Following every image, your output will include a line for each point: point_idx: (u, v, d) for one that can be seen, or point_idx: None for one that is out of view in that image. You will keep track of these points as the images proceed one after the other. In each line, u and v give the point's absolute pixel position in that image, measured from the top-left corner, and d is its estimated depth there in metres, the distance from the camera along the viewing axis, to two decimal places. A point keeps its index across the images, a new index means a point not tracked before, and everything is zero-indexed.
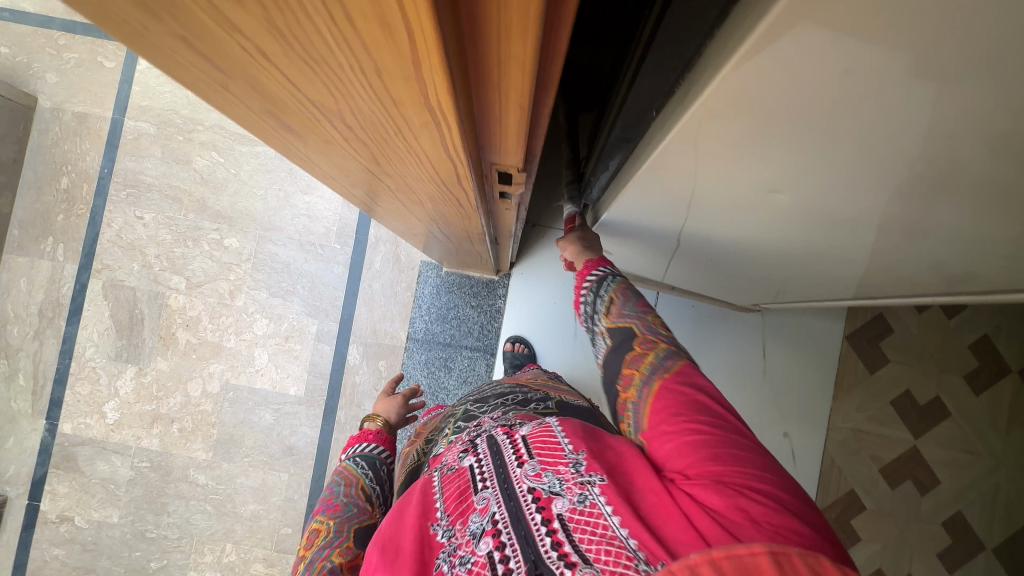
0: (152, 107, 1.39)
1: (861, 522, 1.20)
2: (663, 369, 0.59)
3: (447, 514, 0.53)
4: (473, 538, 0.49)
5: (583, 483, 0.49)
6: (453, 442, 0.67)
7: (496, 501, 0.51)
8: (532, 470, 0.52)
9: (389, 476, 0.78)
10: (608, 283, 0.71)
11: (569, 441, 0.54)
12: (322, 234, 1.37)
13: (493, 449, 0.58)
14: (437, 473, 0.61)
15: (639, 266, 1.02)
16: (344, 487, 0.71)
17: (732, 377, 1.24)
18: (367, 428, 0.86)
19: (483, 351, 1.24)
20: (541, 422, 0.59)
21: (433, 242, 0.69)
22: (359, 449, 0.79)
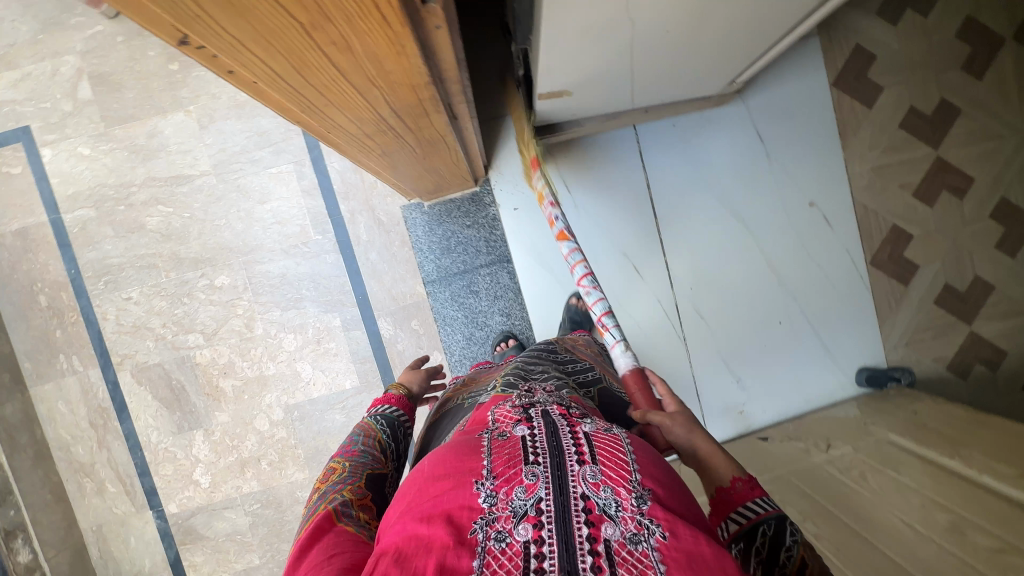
0: (80, 191, 1.34)
1: (914, 250, 1.21)
2: None
3: (493, 476, 0.49)
4: (513, 515, 0.46)
5: (641, 521, 0.45)
6: (503, 400, 0.64)
7: (546, 486, 0.48)
8: (591, 477, 0.49)
9: (405, 437, 0.84)
10: (789, 526, 0.53)
11: (636, 466, 0.50)
12: (299, 233, 1.35)
13: (552, 427, 0.55)
14: (486, 433, 0.57)
15: (603, 103, 0.97)
16: (363, 437, 0.78)
17: (741, 176, 1.20)
18: (388, 391, 0.93)
19: (498, 261, 1.19)
20: (608, 428, 0.56)
21: (389, 142, 0.63)
22: (380, 409, 0.86)
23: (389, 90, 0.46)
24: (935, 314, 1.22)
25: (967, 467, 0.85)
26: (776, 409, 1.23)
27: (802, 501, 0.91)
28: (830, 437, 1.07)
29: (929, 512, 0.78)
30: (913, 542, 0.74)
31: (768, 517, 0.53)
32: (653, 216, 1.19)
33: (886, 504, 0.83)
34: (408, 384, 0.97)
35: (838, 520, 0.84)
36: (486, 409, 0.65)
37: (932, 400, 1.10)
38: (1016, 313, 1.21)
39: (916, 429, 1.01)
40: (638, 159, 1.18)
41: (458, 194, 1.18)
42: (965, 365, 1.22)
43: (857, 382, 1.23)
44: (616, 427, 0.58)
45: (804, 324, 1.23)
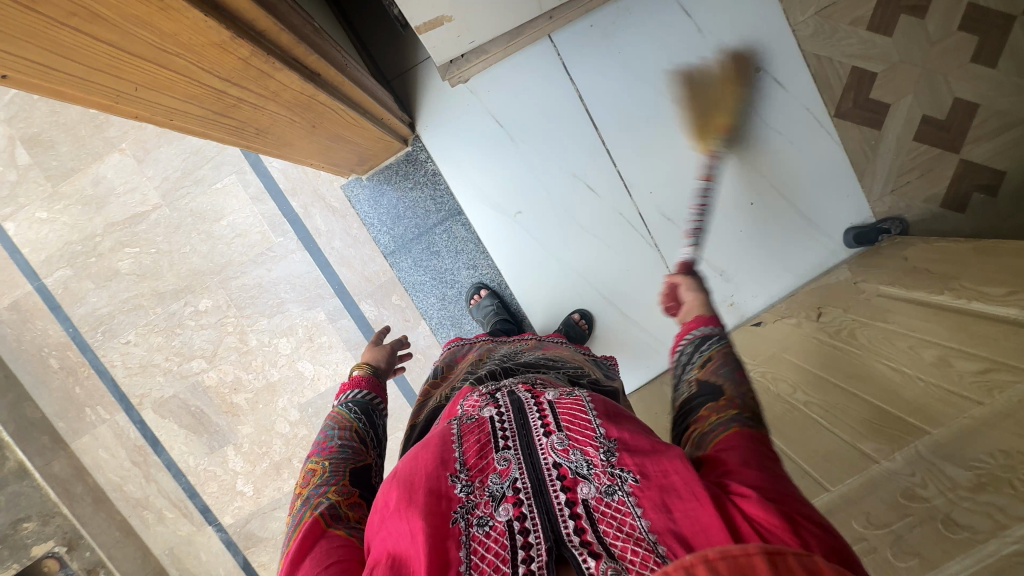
0: (52, 254, 1.38)
1: (881, 90, 1.11)
2: (732, 424, 0.48)
3: (466, 467, 0.46)
4: (492, 499, 0.43)
5: (613, 472, 0.44)
6: (468, 394, 0.60)
7: (518, 462, 0.46)
8: (559, 444, 0.46)
9: (381, 419, 0.81)
10: (715, 339, 0.59)
11: (600, 422, 0.48)
12: (261, 240, 1.36)
13: (517, 406, 0.52)
14: (453, 423, 0.52)
15: (497, 19, 0.91)
16: (338, 430, 0.74)
17: (675, 59, 1.11)
18: (355, 373, 0.91)
19: (450, 216, 1.19)
20: (570, 392, 0.54)
21: (260, 110, 0.60)
22: (350, 395, 0.83)
23: (190, 53, 0.44)
24: (918, 150, 1.13)
25: (957, 298, 0.79)
26: (767, 291, 1.20)
27: (791, 372, 0.90)
28: (821, 304, 1.04)
29: (916, 351, 0.75)
30: (900, 385, 0.72)
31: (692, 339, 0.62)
32: (592, 127, 1.13)
33: (876, 355, 0.80)
34: (374, 362, 0.95)
35: (829, 383, 0.82)
36: (454, 402, 0.61)
37: (924, 241, 1.03)
38: (1006, 127, 1.10)
39: (905, 275, 0.96)
40: (563, 74, 1.11)
41: (391, 158, 1.17)
42: (961, 198, 1.14)
43: (847, 245, 1.17)
44: (578, 391, 0.56)
45: (776, 199, 1.16)
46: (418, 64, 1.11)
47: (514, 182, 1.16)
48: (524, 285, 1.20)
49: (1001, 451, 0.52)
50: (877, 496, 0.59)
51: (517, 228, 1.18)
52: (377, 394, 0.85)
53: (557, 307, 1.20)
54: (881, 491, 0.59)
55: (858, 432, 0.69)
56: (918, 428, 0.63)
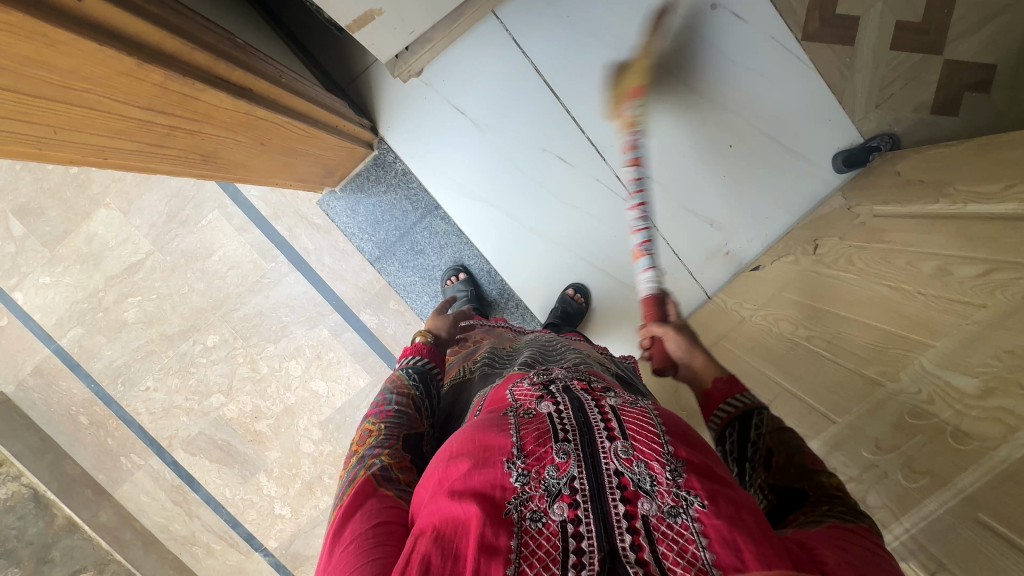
0: (61, 315, 1.42)
1: (847, 4, 1.05)
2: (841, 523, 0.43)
3: (523, 454, 0.44)
4: (547, 494, 0.42)
5: (678, 493, 0.42)
6: (520, 377, 0.59)
7: (578, 462, 0.43)
8: (624, 452, 0.44)
9: (437, 389, 0.80)
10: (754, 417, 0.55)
11: (669, 438, 0.45)
12: (254, 269, 1.38)
13: (577, 403, 0.49)
14: (509, 412, 0.50)
15: (431, 5, 0.89)
16: (396, 394, 0.73)
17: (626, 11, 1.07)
18: (417, 339, 0.88)
19: (428, 213, 1.18)
20: (634, 400, 0.51)
21: (196, 133, 0.60)
22: (410, 359, 0.81)
23: (100, 87, 0.44)
24: (897, 59, 1.07)
25: (953, 205, 0.75)
26: (762, 233, 1.15)
27: (791, 310, 0.87)
28: (817, 236, 1.00)
29: (914, 266, 0.72)
30: (901, 303, 0.68)
31: (733, 420, 0.57)
32: (552, 97, 1.11)
33: (875, 277, 0.77)
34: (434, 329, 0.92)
35: (828, 313, 0.78)
36: (500, 388, 0.60)
37: (915, 151, 0.98)
38: (989, 18, 1.03)
39: (898, 191, 0.92)
40: (514, 47, 1.08)
41: (360, 165, 1.16)
42: (952, 100, 1.08)
43: (837, 171, 1.12)
44: (643, 400, 0.52)
45: (757, 138, 1.11)
46: (367, 68, 1.10)
47: (484, 165, 1.14)
48: (514, 269, 1.20)
49: (1008, 352, 0.49)
50: (885, 419, 0.56)
51: (494, 210, 1.16)
52: (437, 366, 0.83)
53: (549, 285, 1.19)
54: (887, 414, 0.57)
55: (860, 358, 0.66)
56: (922, 343, 0.60)
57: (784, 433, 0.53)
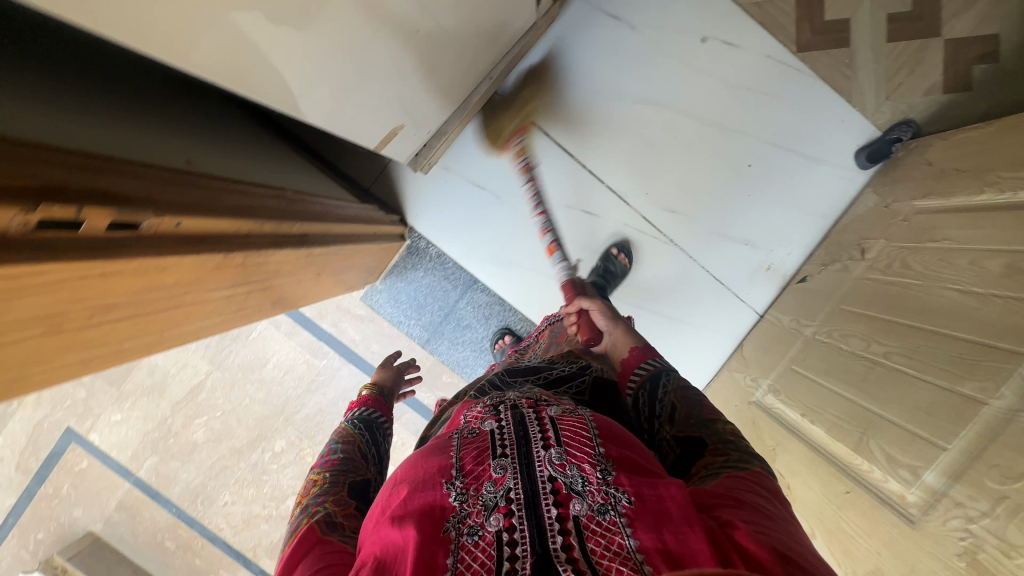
0: (135, 447, 1.47)
1: (833, 10, 1.08)
2: (735, 467, 0.53)
3: (462, 475, 0.48)
4: (484, 509, 0.45)
5: (607, 490, 0.45)
6: (473, 404, 0.62)
7: (513, 475, 0.47)
8: (557, 458, 0.48)
9: (384, 436, 0.83)
10: (663, 378, 0.70)
11: (601, 441, 0.50)
12: (308, 368, 1.42)
13: (518, 418, 0.53)
14: (455, 433, 0.54)
15: (442, 104, 0.94)
16: (341, 444, 0.75)
17: (622, 64, 1.10)
18: (363, 392, 0.94)
19: (467, 287, 1.22)
20: (573, 410, 0.56)
21: (264, 288, 0.63)
22: (356, 412, 0.86)
23: (196, 287, 0.48)
24: (895, 50, 1.08)
25: (999, 194, 0.75)
26: (801, 244, 1.14)
27: (856, 325, 0.86)
28: (861, 239, 0.99)
29: (980, 266, 0.70)
30: (976, 309, 0.67)
31: (647, 378, 0.72)
32: (568, 155, 1.14)
33: (938, 280, 0.76)
34: (379, 383, 1.00)
35: (899, 326, 0.77)
36: (457, 415, 0.63)
37: (941, 135, 0.96)
38: None
39: (937, 182, 0.90)
40: (523, 117, 1.13)
41: (396, 256, 1.20)
42: (961, 77, 1.07)
43: (862, 167, 1.10)
44: (582, 409, 0.57)
45: (773, 153, 1.12)
46: (387, 165, 1.15)
47: (514, 233, 1.17)
48: None
49: None
50: (999, 442, 0.54)
51: (528, 273, 1.19)
52: (382, 413, 0.88)
53: None
54: (999, 437, 0.55)
55: (951, 373, 0.64)
56: (1012, 352, 0.59)
57: (685, 389, 0.67)
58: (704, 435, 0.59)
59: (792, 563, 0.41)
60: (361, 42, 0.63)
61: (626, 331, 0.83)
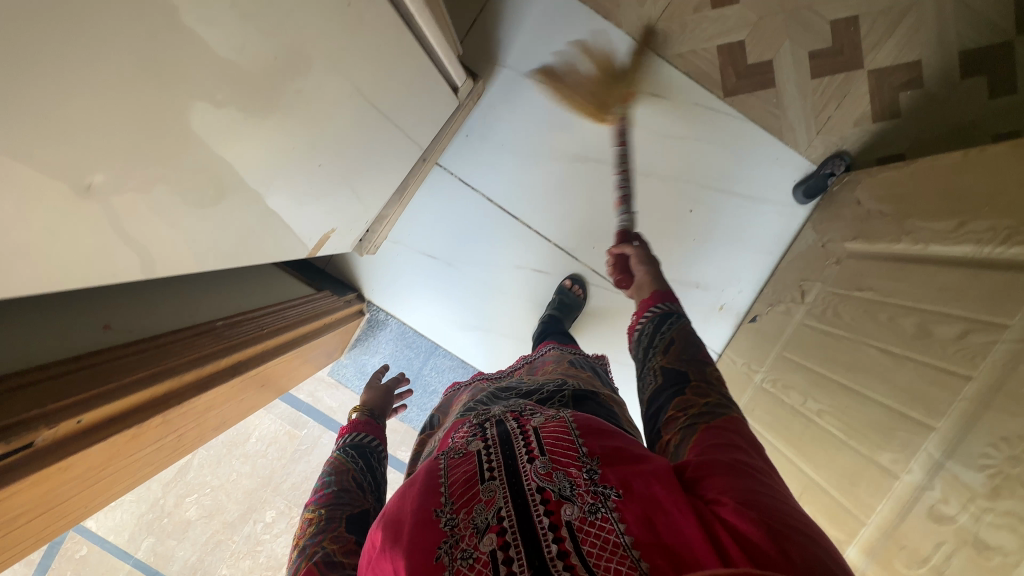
0: (123, 531, 1.42)
1: (756, 52, 1.08)
2: (707, 417, 0.53)
3: (451, 501, 0.46)
4: (475, 531, 0.43)
5: (595, 490, 0.43)
6: (461, 424, 0.61)
7: (502, 493, 0.44)
8: (543, 467, 0.46)
9: (379, 461, 0.79)
10: (669, 318, 0.71)
11: (583, 440, 0.49)
12: (290, 439, 1.50)
13: (502, 437, 0.50)
14: (442, 456, 0.52)
15: (376, 196, 0.98)
16: (334, 475, 0.71)
17: (554, 125, 1.13)
18: (353, 416, 0.89)
19: (430, 353, 1.24)
20: (554, 415, 0.54)
21: (203, 424, 0.66)
22: (347, 438, 0.81)
23: (112, 461, 0.50)
24: (821, 84, 1.09)
25: (914, 244, 0.77)
26: (751, 280, 1.16)
27: (797, 376, 0.87)
28: (801, 279, 1.01)
29: (897, 322, 0.72)
30: (893, 371, 0.68)
31: (662, 314, 0.73)
32: (511, 218, 1.17)
33: (862, 336, 0.77)
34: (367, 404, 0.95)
35: (829, 381, 0.79)
36: (445, 437, 0.61)
37: (868, 172, 0.97)
38: (897, 22, 1.04)
39: (864, 224, 0.91)
40: (464, 186, 1.16)
41: (358, 330, 1.23)
42: (890, 105, 1.08)
43: (801, 203, 1.13)
44: (563, 412, 0.55)
45: (713, 195, 1.14)
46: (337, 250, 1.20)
47: (469, 299, 1.21)
48: None
49: (1003, 440, 0.51)
50: (911, 520, 0.58)
51: (487, 333, 1.23)
52: (376, 437, 0.83)
53: None
54: (911, 516, 0.58)
55: (871, 440, 0.66)
56: (921, 425, 0.60)
57: (688, 330, 0.69)
58: (689, 372, 0.61)
59: (792, 536, 0.39)
60: (256, 195, 0.65)
61: (650, 275, 0.82)
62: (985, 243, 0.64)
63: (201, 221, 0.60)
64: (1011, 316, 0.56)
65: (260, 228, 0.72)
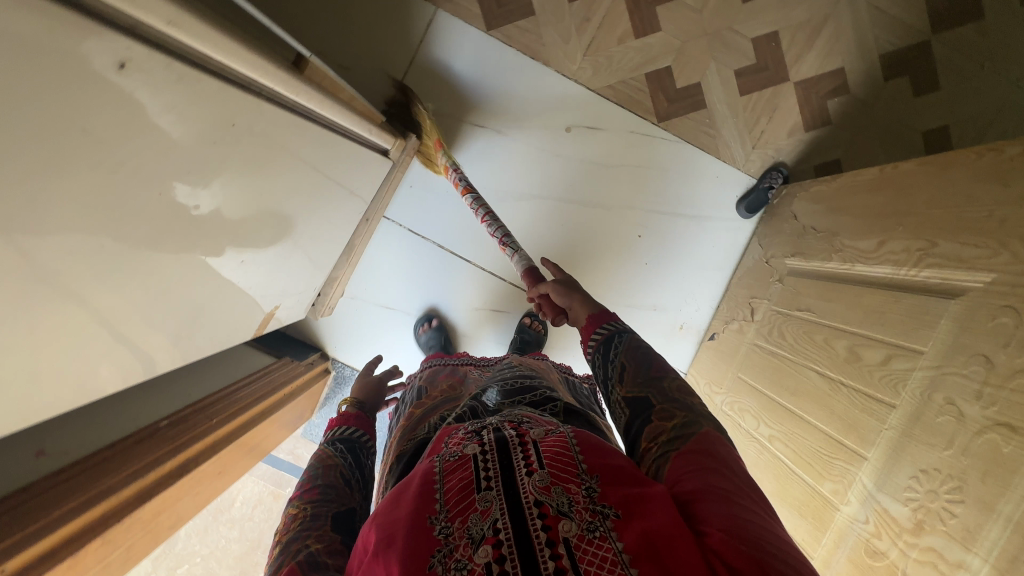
0: None
1: (683, 77, 1.10)
2: (682, 439, 0.49)
3: (446, 508, 0.43)
4: (471, 541, 0.40)
5: (594, 509, 0.41)
6: (455, 428, 0.56)
7: (500, 503, 0.41)
8: (541, 481, 0.43)
9: (369, 458, 0.73)
10: (616, 340, 0.64)
11: (583, 456, 0.46)
12: (275, 499, 1.43)
13: (501, 443, 0.47)
14: (437, 459, 0.48)
15: (323, 264, 1.00)
16: (322, 469, 0.64)
17: (495, 168, 1.14)
18: (343, 409, 0.83)
19: None
20: (554, 430, 0.50)
21: (156, 531, 0.66)
22: (337, 430, 0.74)
23: None
24: (749, 100, 1.10)
25: (843, 264, 0.78)
26: (706, 299, 1.19)
27: (751, 400, 0.90)
28: (750, 297, 1.02)
29: (831, 345, 0.73)
30: (830, 398, 0.69)
31: (614, 336, 0.65)
32: (465, 262, 1.18)
33: (802, 358, 0.78)
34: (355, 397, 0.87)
35: (779, 407, 0.80)
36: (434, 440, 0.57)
37: (802, 186, 0.98)
38: (816, 32, 1.05)
39: (800, 241, 0.93)
40: (415, 237, 1.17)
41: (326, 389, 1.23)
42: (820, 113, 1.09)
43: (745, 217, 1.15)
44: (562, 426, 0.52)
45: (659, 219, 1.16)
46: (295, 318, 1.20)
47: None
48: None
49: (923, 472, 0.53)
50: (853, 552, 0.60)
51: None
52: (366, 431, 0.76)
53: None
54: (852, 549, 0.60)
55: (814, 470, 0.69)
56: (856, 454, 0.62)
57: (636, 346, 0.63)
58: (650, 396, 0.55)
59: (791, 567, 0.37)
60: (205, 307, 0.67)
61: (582, 295, 0.74)
62: (901, 264, 0.66)
63: (156, 346, 0.60)
64: (924, 343, 0.58)
65: (215, 332, 0.74)
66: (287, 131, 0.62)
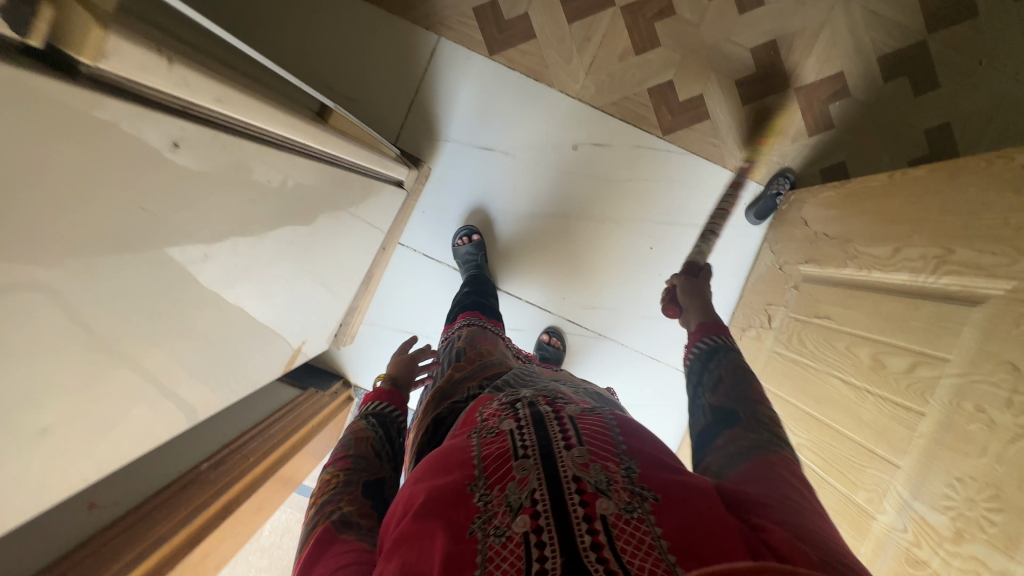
0: None
1: (684, 89, 1.11)
2: (760, 451, 0.50)
3: (485, 475, 0.42)
4: (508, 509, 0.38)
5: (633, 489, 0.39)
6: (488, 400, 0.55)
7: (537, 475, 0.40)
8: (580, 457, 0.41)
9: (399, 434, 0.71)
10: (721, 352, 0.68)
11: (623, 444, 0.44)
12: None
13: (537, 418, 0.45)
14: (474, 432, 0.48)
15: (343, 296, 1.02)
16: (354, 441, 0.64)
17: (504, 189, 1.16)
18: (376, 387, 0.81)
19: None
20: (591, 411, 0.49)
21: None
22: (371, 406, 0.74)
23: None
24: (751, 108, 1.11)
25: (859, 270, 0.79)
26: (721, 305, 1.20)
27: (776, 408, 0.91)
28: (766, 304, 1.04)
29: (853, 352, 0.74)
30: (858, 405, 0.71)
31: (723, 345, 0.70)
32: None
33: (825, 366, 0.80)
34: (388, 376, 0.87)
35: (806, 414, 0.81)
36: (468, 411, 0.55)
37: (810, 192, 0.99)
38: (813, 39, 1.07)
39: (812, 247, 0.94)
40: (429, 261, 1.19)
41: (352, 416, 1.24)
42: (822, 117, 1.10)
43: (754, 223, 1.16)
44: (599, 408, 0.51)
45: (667, 230, 1.17)
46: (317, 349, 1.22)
47: None
48: None
49: (958, 480, 0.54)
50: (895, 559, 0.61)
51: None
52: (398, 408, 0.76)
53: None
54: (894, 557, 0.62)
55: (847, 478, 0.71)
56: (889, 462, 0.63)
57: (739, 363, 0.66)
58: (739, 410, 0.57)
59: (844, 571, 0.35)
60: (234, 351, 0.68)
61: (699, 308, 0.81)
62: (919, 271, 0.67)
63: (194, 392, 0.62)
64: (949, 350, 0.59)
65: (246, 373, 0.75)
66: (314, 177, 0.64)
